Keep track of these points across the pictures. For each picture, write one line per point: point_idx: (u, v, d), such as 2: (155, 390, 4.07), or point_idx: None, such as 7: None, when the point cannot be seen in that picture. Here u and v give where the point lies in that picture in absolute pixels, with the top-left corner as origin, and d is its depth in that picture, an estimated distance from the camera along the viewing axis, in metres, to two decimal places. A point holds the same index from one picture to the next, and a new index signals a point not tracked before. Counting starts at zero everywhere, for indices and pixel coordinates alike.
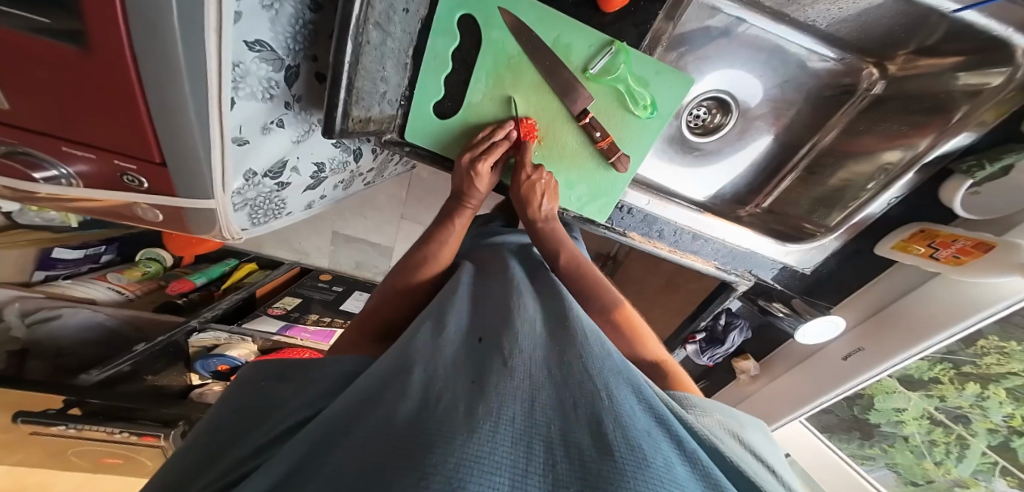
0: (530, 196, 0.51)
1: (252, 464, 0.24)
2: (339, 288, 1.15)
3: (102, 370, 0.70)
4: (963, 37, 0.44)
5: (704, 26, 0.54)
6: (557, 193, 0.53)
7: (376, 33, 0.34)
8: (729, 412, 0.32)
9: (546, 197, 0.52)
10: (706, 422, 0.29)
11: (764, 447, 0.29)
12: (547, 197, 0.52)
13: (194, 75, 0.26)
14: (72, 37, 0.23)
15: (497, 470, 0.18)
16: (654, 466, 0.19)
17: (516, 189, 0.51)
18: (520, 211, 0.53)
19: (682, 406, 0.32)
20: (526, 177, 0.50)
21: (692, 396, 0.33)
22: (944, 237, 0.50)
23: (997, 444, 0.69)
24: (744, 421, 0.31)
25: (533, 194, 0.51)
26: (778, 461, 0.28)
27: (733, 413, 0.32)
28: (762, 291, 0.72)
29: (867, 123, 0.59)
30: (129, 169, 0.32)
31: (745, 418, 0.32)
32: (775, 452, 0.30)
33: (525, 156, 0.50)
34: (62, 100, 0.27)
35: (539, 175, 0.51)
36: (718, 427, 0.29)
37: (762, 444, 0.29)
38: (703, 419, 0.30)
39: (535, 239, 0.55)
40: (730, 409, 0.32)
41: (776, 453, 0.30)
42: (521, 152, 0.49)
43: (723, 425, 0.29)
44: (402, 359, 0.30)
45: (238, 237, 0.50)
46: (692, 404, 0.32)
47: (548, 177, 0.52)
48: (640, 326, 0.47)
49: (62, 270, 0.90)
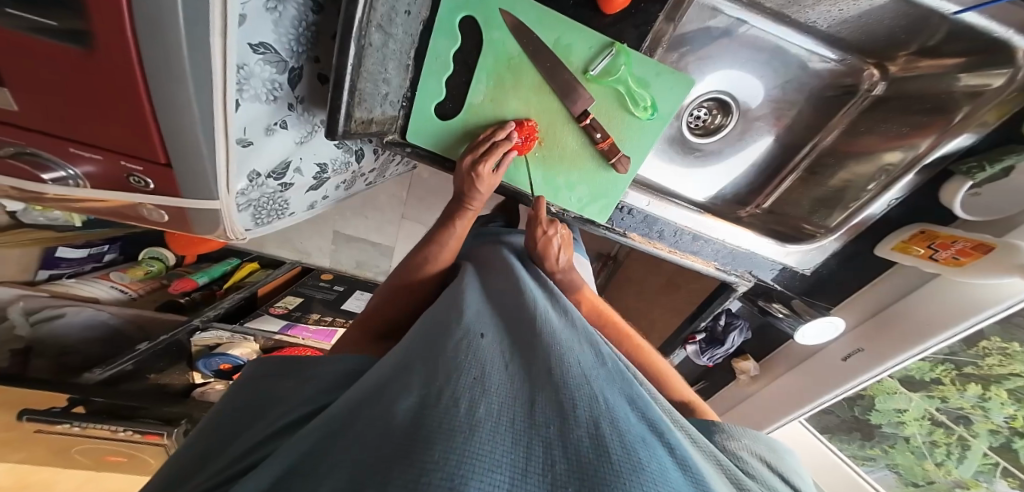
0: (546, 250, 0.53)
1: (255, 457, 0.25)
2: (341, 287, 1.15)
3: (106, 368, 0.71)
4: (963, 38, 0.44)
5: (705, 27, 0.54)
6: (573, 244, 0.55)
7: (378, 35, 0.35)
8: (737, 428, 0.32)
9: (563, 249, 0.54)
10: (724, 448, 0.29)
11: (792, 473, 0.30)
12: (563, 249, 0.54)
13: (198, 79, 0.26)
14: (80, 40, 0.23)
15: (496, 470, 0.18)
16: (649, 469, 0.19)
17: (533, 244, 0.53)
18: (538, 263, 0.55)
19: (708, 432, 0.32)
20: (542, 233, 0.52)
21: (724, 423, 0.33)
22: (944, 237, 0.50)
23: (999, 445, 0.69)
24: (770, 444, 0.31)
25: (550, 249, 0.53)
26: (781, 478, 0.28)
27: (760, 436, 0.31)
28: (762, 291, 0.72)
29: (868, 124, 0.59)
30: (135, 170, 0.32)
31: (773, 443, 0.32)
32: (800, 478, 0.30)
33: (540, 211, 0.51)
34: (69, 102, 0.27)
35: (553, 229, 0.52)
36: (733, 450, 0.29)
37: (780, 466, 0.29)
38: (729, 444, 0.30)
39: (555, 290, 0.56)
40: (761, 435, 0.32)
41: (803, 481, 0.30)
42: (534, 208, 0.51)
43: (737, 446, 0.29)
44: (404, 358, 0.30)
45: (240, 237, 0.50)
46: (721, 429, 0.32)
47: (562, 230, 0.54)
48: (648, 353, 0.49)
49: (67, 269, 0.91)
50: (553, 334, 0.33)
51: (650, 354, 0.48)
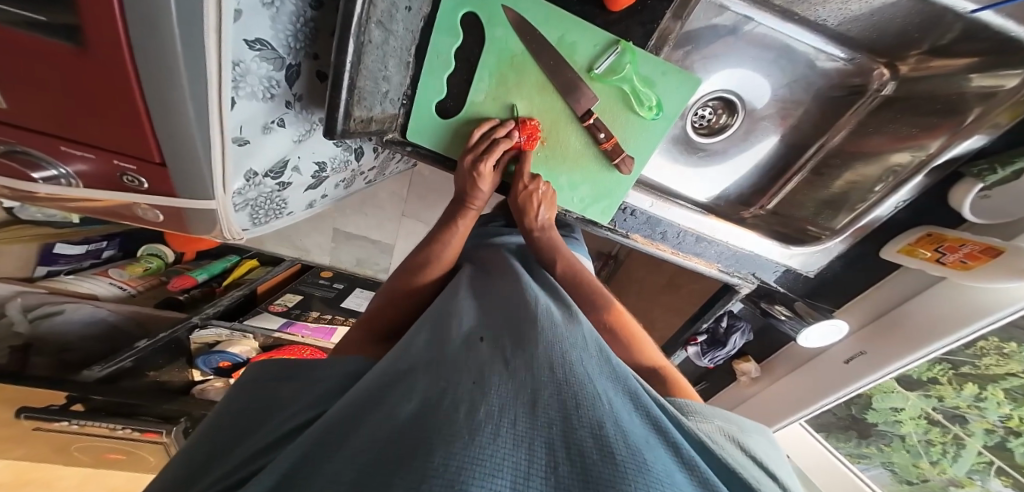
0: (527, 206, 0.52)
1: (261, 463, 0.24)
2: (340, 285, 1.15)
3: (105, 366, 0.69)
4: (978, 37, 0.43)
5: (711, 25, 0.53)
6: (555, 202, 0.54)
7: (378, 32, 0.34)
8: (722, 415, 0.31)
9: (543, 206, 0.53)
10: (704, 428, 0.29)
11: (776, 463, 0.28)
12: (545, 206, 0.52)
13: (192, 73, 0.25)
14: (71, 34, 0.22)
15: (498, 473, 0.18)
16: (655, 470, 0.19)
17: (515, 198, 0.52)
18: (518, 219, 0.54)
19: (682, 413, 0.32)
20: (524, 187, 0.51)
21: (693, 403, 0.33)
22: (952, 241, 0.49)
23: (994, 445, 0.70)
24: (748, 427, 0.31)
25: (531, 203, 0.52)
26: (779, 470, 0.27)
27: (733, 417, 0.31)
28: (766, 292, 0.70)
29: (876, 125, 0.58)
30: (129, 169, 0.32)
31: (745, 424, 0.31)
32: (777, 459, 0.29)
33: (523, 166, 0.50)
34: (58, 99, 0.26)
35: (536, 185, 0.51)
36: (716, 432, 0.28)
37: (763, 450, 0.29)
38: (701, 425, 0.29)
39: (535, 251, 0.57)
40: (735, 417, 0.31)
41: (779, 460, 0.29)
42: (521, 162, 0.50)
43: (722, 430, 0.29)
44: (404, 362, 0.30)
45: (238, 237, 0.50)
46: (694, 410, 0.31)
47: (545, 187, 0.52)
48: (629, 324, 0.47)
49: (65, 265, 0.90)
50: (554, 333, 0.33)
51: (623, 315, 0.48)
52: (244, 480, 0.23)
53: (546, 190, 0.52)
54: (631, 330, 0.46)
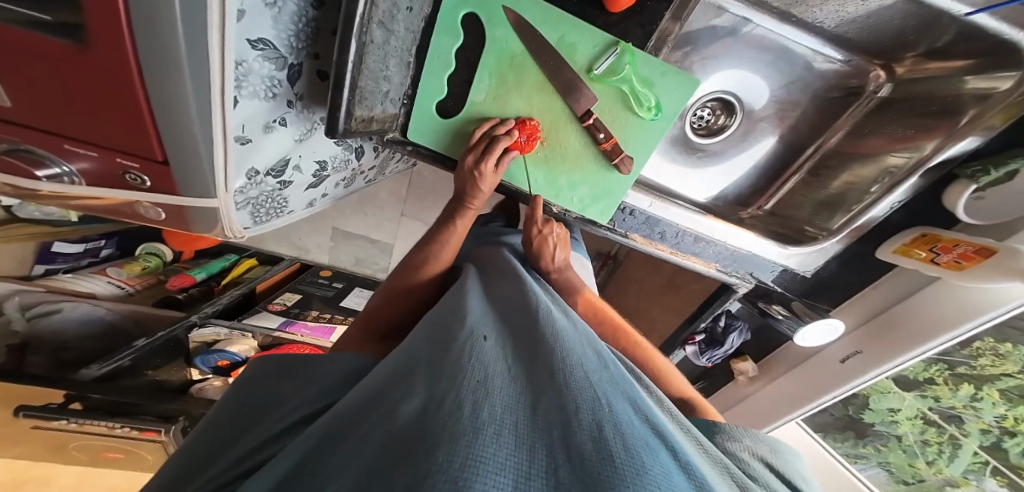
0: (542, 249, 0.55)
1: (263, 455, 0.26)
2: (340, 284, 1.13)
3: (103, 365, 0.70)
4: (973, 39, 0.44)
5: (710, 26, 0.54)
6: (570, 242, 0.56)
7: (379, 32, 0.34)
8: (753, 435, 0.31)
9: (558, 248, 0.55)
10: (731, 448, 0.30)
11: (797, 476, 0.29)
12: (559, 248, 0.55)
13: (195, 71, 0.25)
14: (76, 33, 0.22)
15: (499, 472, 0.18)
16: (653, 473, 0.19)
17: (529, 240, 0.55)
18: (535, 261, 0.57)
19: (712, 434, 0.32)
20: (538, 231, 0.54)
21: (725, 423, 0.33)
22: (947, 241, 0.49)
23: (989, 445, 0.70)
24: (779, 447, 0.31)
25: (545, 246, 0.55)
26: (802, 485, 0.29)
27: (765, 436, 0.32)
28: (763, 292, 0.71)
29: (874, 126, 0.59)
30: (132, 167, 0.32)
31: (777, 443, 0.31)
32: (799, 471, 0.30)
33: (536, 210, 0.52)
34: (61, 98, 0.27)
35: (549, 228, 0.54)
36: (745, 452, 0.29)
37: (797, 472, 0.29)
38: (730, 446, 0.30)
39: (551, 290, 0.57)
40: (766, 436, 0.32)
41: (808, 478, 0.30)
42: (533, 207, 0.52)
43: (751, 450, 0.30)
44: (409, 361, 0.30)
45: (239, 235, 0.50)
46: (721, 430, 0.32)
47: (559, 229, 0.55)
48: (656, 358, 0.48)
49: (63, 264, 0.90)
50: (555, 336, 0.33)
51: (649, 350, 0.48)
52: (251, 471, 0.25)
53: (560, 232, 0.55)
54: (657, 363, 0.46)
